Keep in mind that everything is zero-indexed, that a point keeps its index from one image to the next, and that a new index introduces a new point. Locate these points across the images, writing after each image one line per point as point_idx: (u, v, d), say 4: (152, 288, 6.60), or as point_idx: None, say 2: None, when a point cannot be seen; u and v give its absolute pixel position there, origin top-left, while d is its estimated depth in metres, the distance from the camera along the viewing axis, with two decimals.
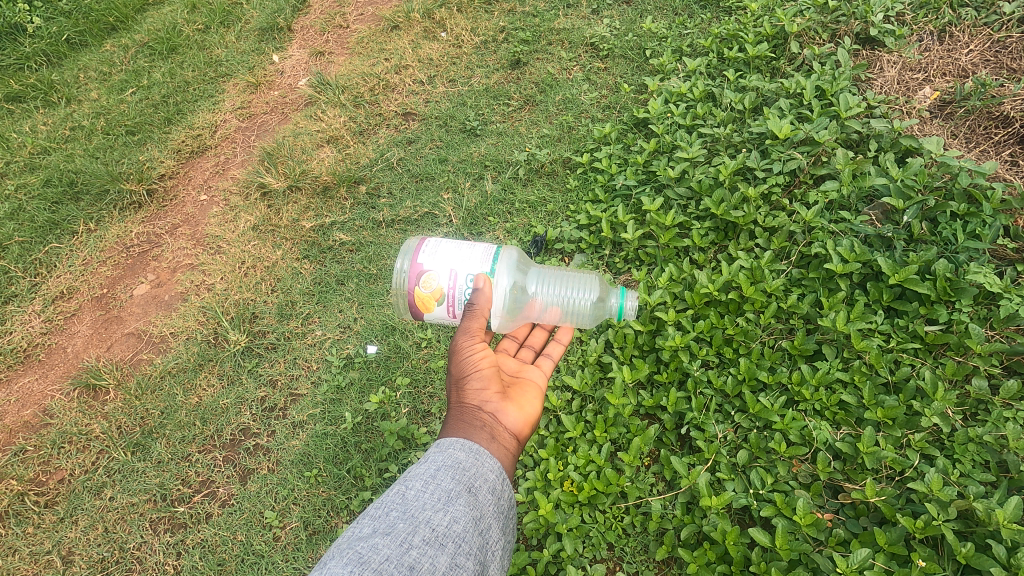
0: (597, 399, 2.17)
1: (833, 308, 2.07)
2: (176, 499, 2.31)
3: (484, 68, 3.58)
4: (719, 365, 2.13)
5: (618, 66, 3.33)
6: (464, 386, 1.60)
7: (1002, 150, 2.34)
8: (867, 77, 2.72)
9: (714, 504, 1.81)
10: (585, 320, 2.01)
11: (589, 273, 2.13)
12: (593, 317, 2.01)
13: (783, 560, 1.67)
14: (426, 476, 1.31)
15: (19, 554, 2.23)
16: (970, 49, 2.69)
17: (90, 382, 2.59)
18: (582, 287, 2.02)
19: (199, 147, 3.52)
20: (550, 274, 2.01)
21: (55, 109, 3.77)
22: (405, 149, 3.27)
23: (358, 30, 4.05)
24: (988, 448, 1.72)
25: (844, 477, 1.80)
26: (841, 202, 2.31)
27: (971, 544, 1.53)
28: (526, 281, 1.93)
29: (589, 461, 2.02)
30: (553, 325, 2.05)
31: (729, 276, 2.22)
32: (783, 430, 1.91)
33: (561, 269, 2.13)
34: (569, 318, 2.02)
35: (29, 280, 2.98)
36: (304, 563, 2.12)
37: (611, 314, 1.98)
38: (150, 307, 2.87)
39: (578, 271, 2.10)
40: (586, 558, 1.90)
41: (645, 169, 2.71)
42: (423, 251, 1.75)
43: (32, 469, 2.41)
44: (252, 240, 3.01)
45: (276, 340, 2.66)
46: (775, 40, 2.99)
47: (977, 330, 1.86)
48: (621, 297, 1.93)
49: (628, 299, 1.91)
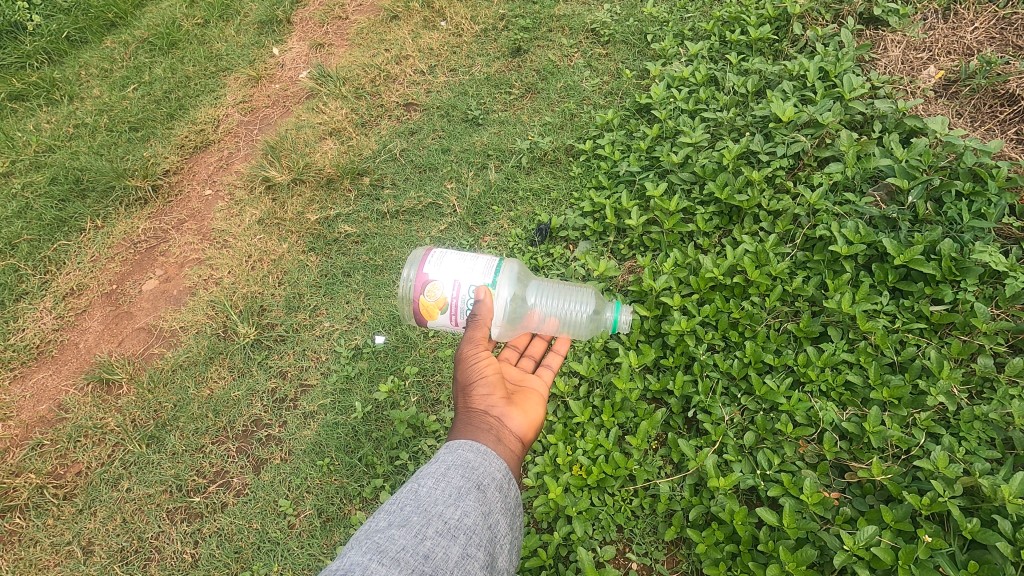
0: (604, 384, 2.19)
1: (838, 290, 2.06)
2: (191, 489, 2.36)
3: (485, 56, 3.57)
4: (725, 348, 2.15)
5: (619, 52, 3.33)
6: (469, 392, 1.63)
7: (1007, 128, 2.34)
8: (871, 57, 2.71)
9: (721, 485, 1.83)
10: (581, 331, 2.01)
11: (586, 286, 2.14)
12: (588, 330, 2.02)
13: (791, 538, 1.70)
14: (437, 474, 1.33)
15: (41, 546, 2.28)
16: (975, 27, 2.67)
17: (102, 377, 2.62)
18: (579, 300, 2.02)
19: (203, 141, 3.53)
20: (549, 286, 2.02)
21: (58, 107, 3.78)
22: (407, 140, 3.28)
23: (357, 21, 4.04)
24: (994, 425, 1.74)
25: (850, 457, 1.82)
26: (846, 182, 2.29)
27: (977, 520, 1.56)
28: (524, 292, 1.94)
29: (597, 445, 2.04)
30: (551, 335, 2.05)
31: (734, 260, 2.22)
32: (789, 412, 1.93)
33: (559, 282, 2.14)
34: (566, 329, 2.00)
35: (40, 278, 3.01)
36: (319, 549, 2.16)
37: (606, 328, 2.03)
38: (160, 302, 2.90)
39: (575, 285, 2.11)
40: (596, 540, 1.94)
41: (648, 155, 2.71)
42: (428, 261, 1.77)
43: (49, 462, 2.45)
44: (258, 233, 3.03)
45: (285, 332, 2.70)
46: (777, 22, 2.96)
47: (983, 309, 1.88)
48: (616, 311, 1.96)
49: (622, 312, 1.93)
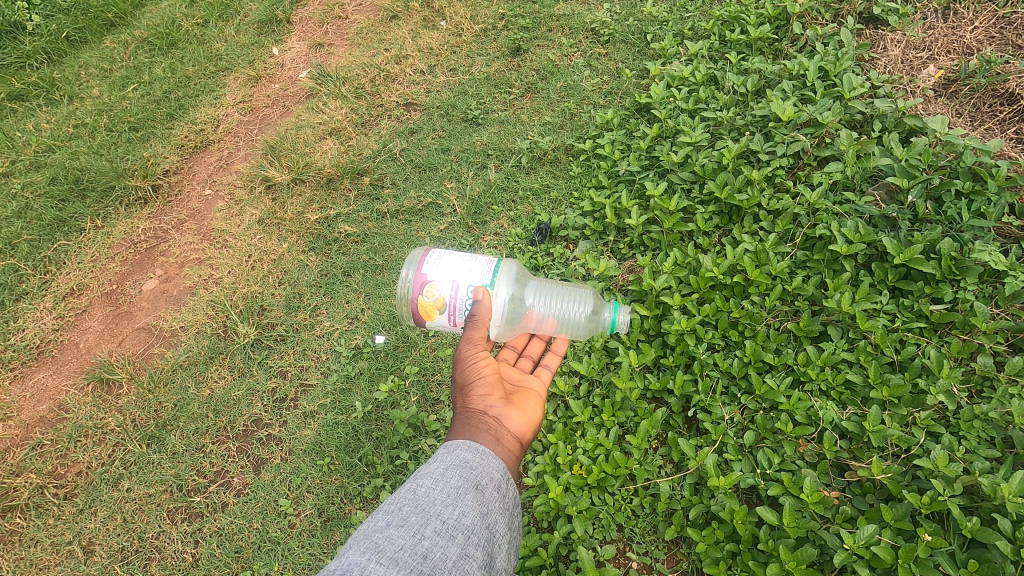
0: (604, 384, 2.19)
1: (838, 289, 2.06)
2: (192, 489, 2.36)
3: (485, 56, 3.57)
4: (725, 348, 2.15)
5: (619, 51, 3.33)
6: (468, 392, 1.63)
7: (1007, 128, 2.34)
8: (870, 57, 2.71)
9: (721, 484, 1.83)
10: (580, 331, 2.02)
11: (584, 286, 2.15)
12: (587, 330, 2.03)
13: (791, 537, 1.70)
14: (436, 474, 1.34)
15: (42, 545, 2.28)
16: (975, 26, 2.67)
17: (103, 377, 2.62)
18: (577, 301, 2.03)
19: (203, 141, 3.53)
20: (547, 287, 2.03)
21: (58, 107, 3.78)
22: (407, 139, 3.28)
23: (357, 21, 4.04)
24: (994, 424, 1.74)
25: (850, 456, 1.82)
26: (846, 182, 2.30)
27: (977, 519, 1.56)
28: (523, 292, 1.94)
29: (598, 445, 2.04)
30: (550, 335, 2.05)
31: (734, 259, 2.22)
32: (789, 411, 1.94)
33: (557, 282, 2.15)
34: (565, 329, 2.01)
35: (40, 278, 3.01)
36: (320, 549, 2.16)
37: (605, 328, 2.05)
38: (160, 302, 2.90)
39: (574, 285, 2.12)
40: (596, 540, 1.94)
41: (648, 155, 2.71)
42: (427, 261, 1.77)
43: (50, 462, 2.45)
44: (258, 233, 3.03)
45: (285, 331, 2.70)
46: (777, 22, 2.96)
47: (982, 308, 1.88)
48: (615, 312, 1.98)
49: (620, 315, 1.95)
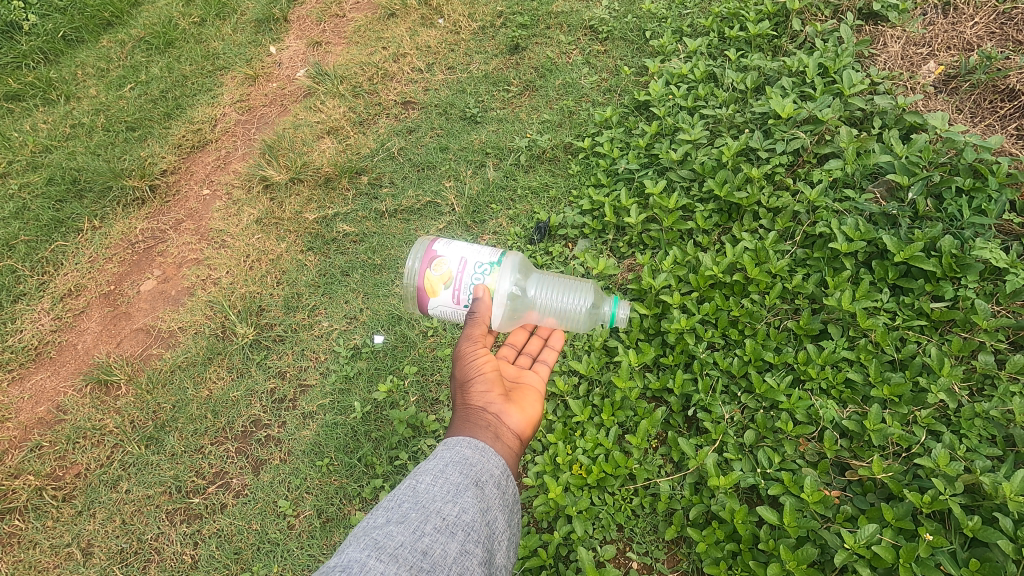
0: (604, 383, 2.19)
1: (838, 287, 2.05)
2: (191, 490, 2.35)
3: (483, 54, 3.55)
4: (725, 347, 2.14)
5: (618, 48, 3.31)
6: (468, 388, 1.62)
7: (1007, 124, 2.33)
8: (870, 53, 2.70)
9: (721, 484, 1.82)
10: (579, 325, 2.01)
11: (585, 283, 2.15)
12: (586, 323, 2.02)
13: (792, 537, 1.69)
14: (435, 471, 1.33)
15: (41, 547, 2.27)
16: (975, 22, 2.65)
17: (101, 378, 2.61)
18: (578, 294, 2.03)
19: (200, 141, 3.52)
20: (550, 279, 2.03)
21: (55, 107, 3.76)
22: (405, 138, 3.27)
23: (354, 19, 4.02)
24: (994, 423, 1.73)
25: (851, 455, 1.82)
26: (846, 179, 2.29)
27: (978, 517, 1.56)
28: (525, 286, 1.92)
29: (597, 444, 2.04)
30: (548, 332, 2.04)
31: (734, 258, 2.21)
32: (790, 410, 1.93)
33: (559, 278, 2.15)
34: (564, 322, 2.01)
35: (37, 279, 3.00)
36: (319, 550, 2.16)
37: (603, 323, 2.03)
38: (158, 303, 2.89)
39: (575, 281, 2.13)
40: (596, 540, 1.93)
41: (647, 153, 2.69)
42: (438, 241, 1.81)
43: (48, 464, 2.45)
44: (257, 233, 3.02)
45: (284, 332, 2.69)
46: (776, 18, 2.95)
47: (983, 305, 1.87)
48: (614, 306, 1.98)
49: (620, 308, 1.95)
